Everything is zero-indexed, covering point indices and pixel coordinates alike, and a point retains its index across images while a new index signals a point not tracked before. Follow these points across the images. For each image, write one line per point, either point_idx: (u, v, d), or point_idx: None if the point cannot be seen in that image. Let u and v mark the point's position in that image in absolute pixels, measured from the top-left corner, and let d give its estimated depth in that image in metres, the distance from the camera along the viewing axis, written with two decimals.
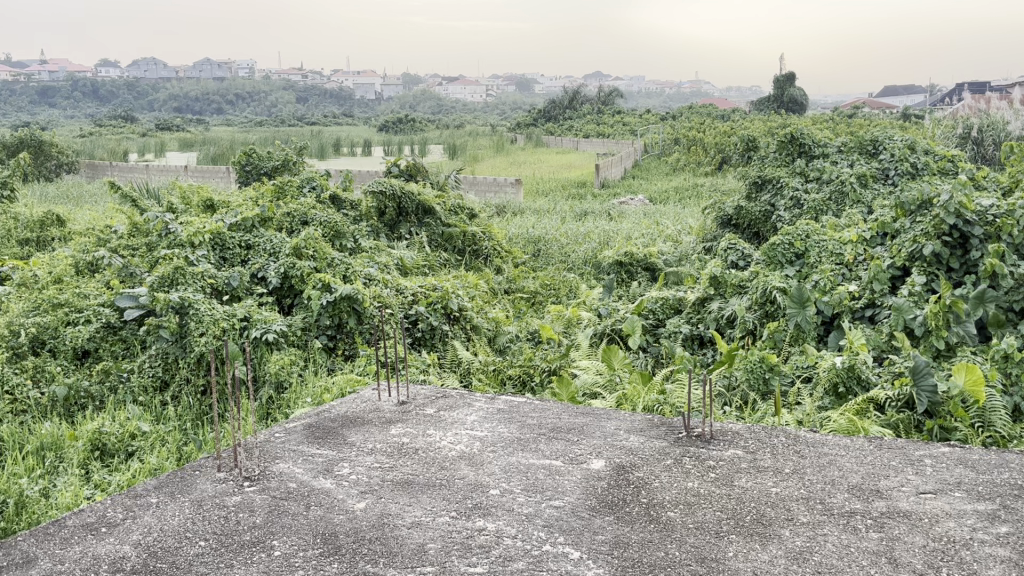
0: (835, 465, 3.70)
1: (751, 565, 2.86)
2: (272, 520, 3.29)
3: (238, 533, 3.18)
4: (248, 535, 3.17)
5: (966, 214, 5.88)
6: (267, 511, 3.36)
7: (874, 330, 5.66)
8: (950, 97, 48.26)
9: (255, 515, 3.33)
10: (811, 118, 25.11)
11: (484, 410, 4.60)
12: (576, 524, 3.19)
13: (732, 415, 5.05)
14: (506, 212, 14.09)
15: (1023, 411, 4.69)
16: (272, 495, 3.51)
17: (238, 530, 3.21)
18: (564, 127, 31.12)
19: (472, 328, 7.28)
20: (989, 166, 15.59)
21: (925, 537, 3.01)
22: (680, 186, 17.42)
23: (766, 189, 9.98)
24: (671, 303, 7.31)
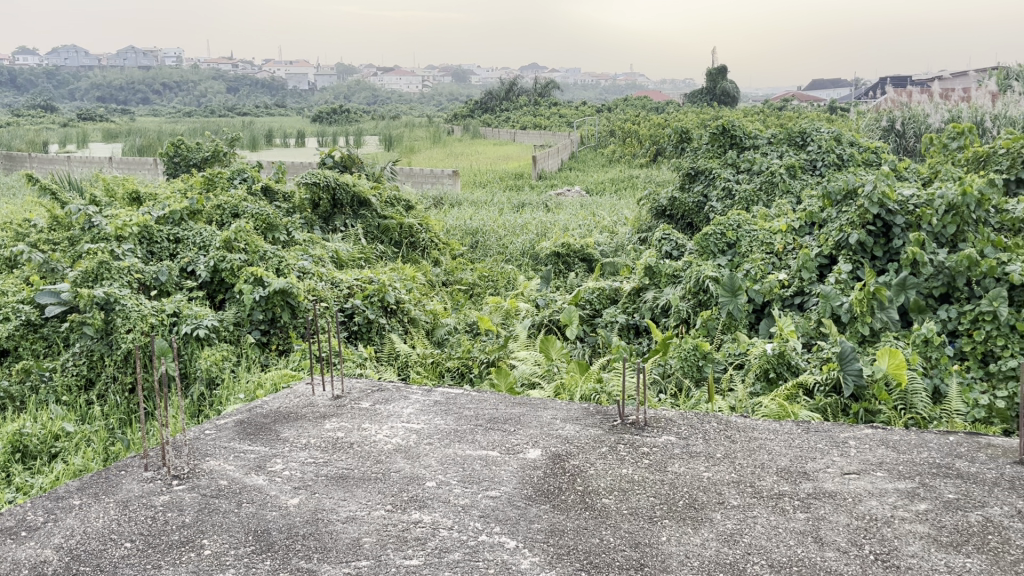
0: (764, 449, 3.78)
1: (684, 549, 2.91)
2: (201, 519, 3.21)
3: (166, 534, 3.10)
4: (177, 535, 3.09)
5: (888, 203, 6.09)
6: (196, 510, 3.29)
7: (803, 317, 5.81)
8: (874, 91, 49.96)
9: (184, 515, 3.25)
10: (742, 111, 25.68)
11: (420, 402, 4.57)
12: (512, 514, 3.20)
13: (667, 402, 5.12)
14: (443, 204, 14.04)
15: (941, 393, 4.87)
16: (201, 493, 3.43)
17: (166, 530, 3.12)
18: (501, 118, 31.15)
19: (410, 321, 7.23)
20: (911, 159, 16.19)
21: (848, 516, 3.10)
22: (616, 178, 17.60)
23: (699, 180, 10.16)
24: (607, 294, 7.38)
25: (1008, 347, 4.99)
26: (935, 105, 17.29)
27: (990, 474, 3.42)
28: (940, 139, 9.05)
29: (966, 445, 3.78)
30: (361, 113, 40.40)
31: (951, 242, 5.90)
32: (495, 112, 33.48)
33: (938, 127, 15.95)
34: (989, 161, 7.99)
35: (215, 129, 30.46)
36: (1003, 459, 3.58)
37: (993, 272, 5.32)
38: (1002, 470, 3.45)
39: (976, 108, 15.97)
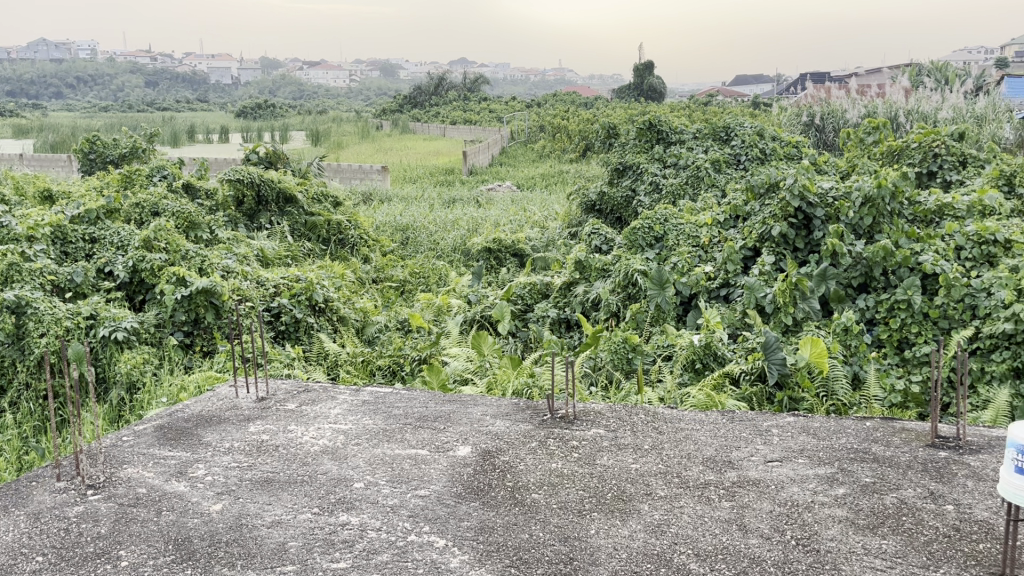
0: (691, 439, 3.83)
1: (612, 541, 2.92)
2: (118, 528, 3.09)
3: (81, 545, 2.97)
4: (92, 546, 2.96)
5: (809, 196, 6.25)
6: (113, 520, 3.16)
7: (728, 308, 5.91)
8: (796, 86, 51.47)
9: (100, 525, 3.12)
10: (669, 106, 26.07)
11: (348, 402, 4.49)
12: (441, 513, 3.16)
13: (598, 395, 5.14)
14: (372, 200, 13.87)
15: (860, 379, 5.02)
16: (118, 502, 3.30)
17: (80, 542, 2.99)
18: (431, 112, 30.96)
19: (339, 319, 7.11)
20: (830, 153, 16.70)
21: (771, 503, 3.16)
22: (547, 173, 17.66)
23: (628, 175, 10.27)
24: (538, 288, 7.38)
25: (922, 334, 5.16)
26: (852, 101, 17.84)
27: (904, 458, 3.53)
28: (857, 133, 9.33)
29: (882, 430, 3.89)
30: (289, 107, 39.57)
31: (868, 234, 6.10)
32: (425, 106, 33.26)
33: (855, 122, 16.46)
34: (903, 155, 8.26)
35: (133, 124, 29.48)
36: (916, 442, 3.70)
37: (907, 262, 5.52)
38: (915, 453, 3.57)
39: (891, 103, 16.48)
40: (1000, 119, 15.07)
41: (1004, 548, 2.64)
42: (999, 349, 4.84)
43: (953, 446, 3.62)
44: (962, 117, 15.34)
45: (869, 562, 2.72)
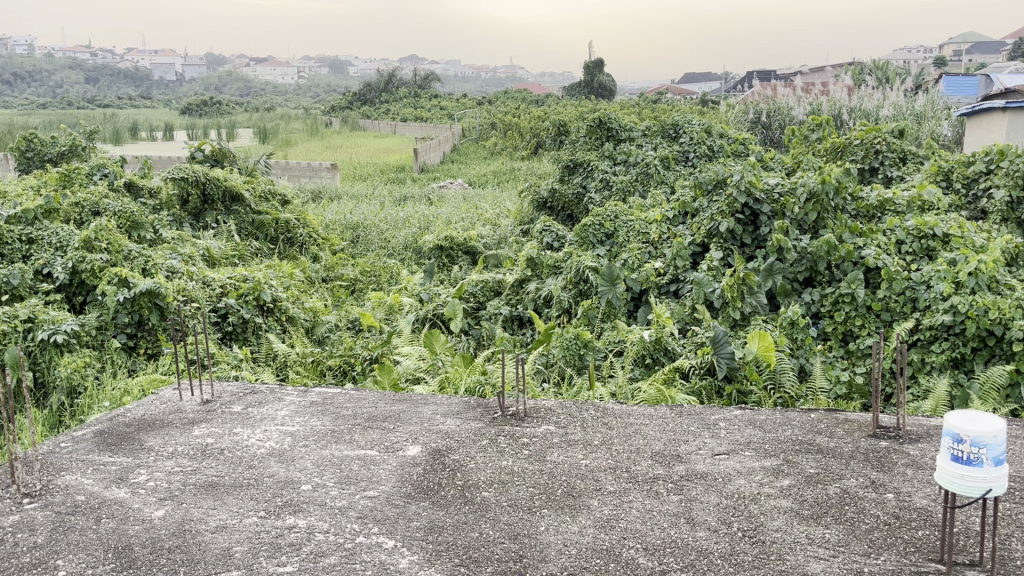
0: (640, 434, 3.85)
1: (561, 537, 2.92)
2: (56, 538, 3.00)
3: (15, 556, 2.87)
4: (28, 557, 2.87)
5: (755, 192, 6.34)
6: (50, 529, 3.07)
7: (678, 304, 5.96)
8: (744, 84, 52.27)
9: (36, 535, 3.02)
10: (619, 103, 26.24)
11: (295, 403, 4.42)
12: (390, 513, 3.13)
13: (550, 392, 5.14)
14: (322, 198, 13.69)
15: (806, 372, 5.10)
16: (56, 511, 3.20)
17: (15, 552, 2.89)
18: (381, 110, 30.70)
19: (288, 319, 6.99)
20: (776, 150, 16.99)
21: (718, 496, 3.19)
22: (499, 170, 17.64)
23: (578, 173, 10.30)
24: (490, 286, 7.33)
25: (865, 326, 5.27)
26: (797, 97, 18.12)
27: (846, 448, 3.59)
28: (801, 131, 9.49)
29: (826, 421, 3.96)
30: (236, 104, 38.87)
31: (813, 229, 6.20)
32: (375, 103, 32.96)
33: (801, 119, 16.77)
34: (846, 151, 8.43)
35: (73, 122, 28.65)
36: (858, 432, 3.77)
37: (851, 256, 5.62)
38: (857, 443, 3.63)
39: (834, 100, 16.79)
40: (938, 116, 15.49)
41: (942, 534, 2.69)
42: (939, 340, 4.97)
43: (894, 435, 3.70)
44: (902, 115, 15.75)
45: (814, 551, 2.76)
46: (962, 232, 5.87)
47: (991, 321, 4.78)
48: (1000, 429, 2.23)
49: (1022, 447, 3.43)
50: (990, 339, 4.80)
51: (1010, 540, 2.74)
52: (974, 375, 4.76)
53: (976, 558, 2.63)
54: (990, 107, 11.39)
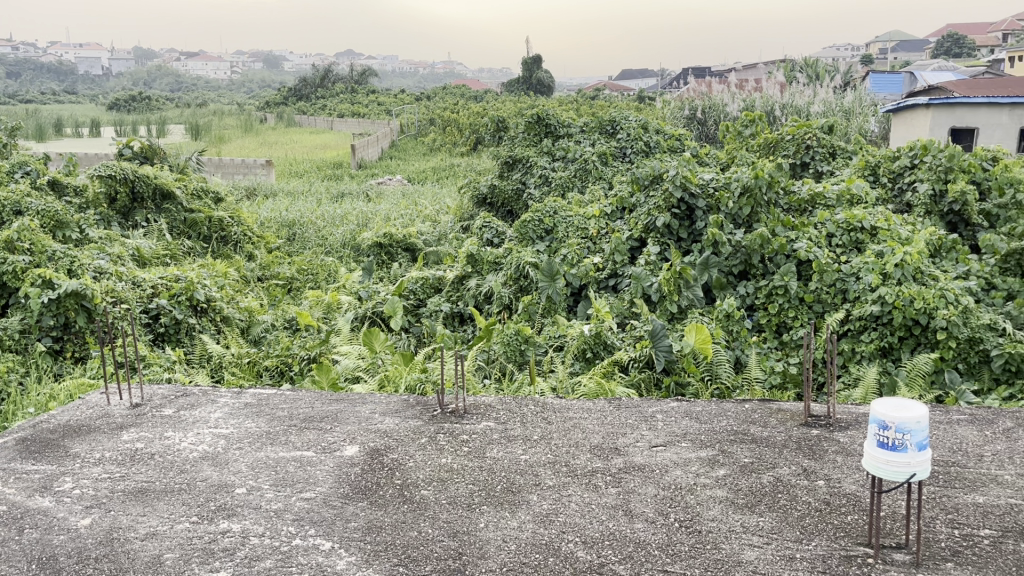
0: (578, 428, 3.86)
1: (501, 533, 2.91)
2: None
3: None
4: None
5: (690, 187, 6.43)
6: None
7: (617, 298, 6.00)
8: (679, 81, 53.05)
9: None
10: (557, 100, 26.34)
11: (228, 405, 4.30)
12: (327, 514, 3.07)
13: (491, 388, 5.11)
14: (256, 195, 13.41)
15: (742, 363, 5.19)
16: None
17: None
18: (317, 105, 30.22)
19: (223, 319, 6.80)
20: (711, 145, 17.30)
21: (656, 487, 3.22)
22: (437, 166, 17.54)
23: (517, 169, 10.30)
24: (431, 283, 7.25)
25: (798, 318, 5.38)
26: (732, 93, 18.42)
27: (779, 437, 3.65)
28: (735, 127, 9.66)
29: (760, 411, 4.02)
30: (165, 100, 37.78)
31: (747, 223, 6.32)
32: (310, 99, 32.45)
33: (735, 116, 17.08)
34: (778, 146, 8.60)
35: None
36: (790, 421, 3.84)
37: (783, 249, 5.74)
38: (790, 432, 3.70)
39: (767, 97, 17.13)
40: (866, 113, 15.96)
41: (870, 518, 2.76)
42: (868, 330, 5.10)
43: (824, 424, 3.78)
44: (832, 111, 16.17)
45: (748, 539, 2.80)
46: (888, 225, 6.04)
47: (917, 310, 4.93)
48: (922, 415, 2.30)
49: (945, 432, 3.54)
50: (915, 329, 4.95)
51: (934, 522, 2.83)
52: (901, 363, 4.91)
53: (902, 541, 2.71)
54: (913, 104, 11.68)
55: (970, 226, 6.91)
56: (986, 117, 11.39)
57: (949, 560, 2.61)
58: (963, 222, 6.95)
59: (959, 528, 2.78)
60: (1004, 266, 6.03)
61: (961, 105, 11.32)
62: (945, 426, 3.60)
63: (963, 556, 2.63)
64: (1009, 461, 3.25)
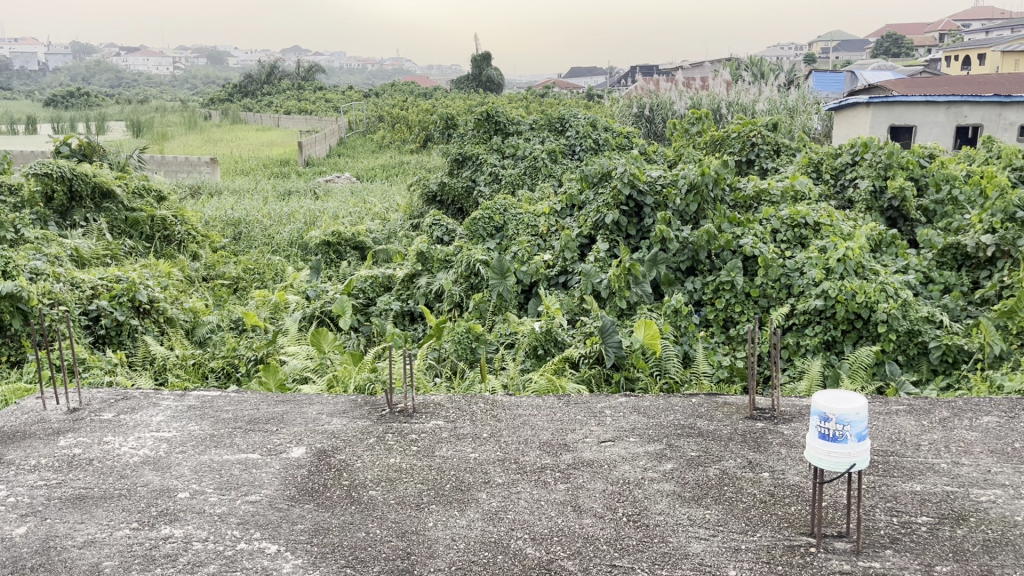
0: (528, 425, 3.86)
1: (450, 532, 2.89)
2: None
3: None
4: None
5: (638, 184, 6.50)
6: None
7: (567, 295, 6.01)
8: (627, 79, 53.53)
9: None
10: (507, 98, 26.34)
11: (171, 408, 4.19)
12: (273, 517, 3.02)
13: (442, 386, 5.06)
14: (201, 193, 13.14)
15: (691, 358, 5.24)
16: None
17: None
18: (264, 102, 29.75)
19: (166, 320, 6.63)
20: (659, 143, 17.47)
21: (604, 482, 3.23)
22: (386, 164, 17.40)
23: (467, 166, 10.27)
24: (380, 282, 7.18)
25: (744, 312, 5.46)
26: (680, 91, 18.63)
27: (725, 430, 3.70)
28: (682, 124, 9.76)
29: (706, 405, 4.05)
30: (104, 95, 36.82)
31: (694, 219, 6.40)
32: (256, 96, 31.91)
33: (682, 114, 17.27)
34: (724, 144, 8.70)
35: None
36: (736, 415, 3.89)
37: (729, 245, 5.82)
38: (735, 426, 3.74)
39: (713, 95, 17.36)
40: (809, 111, 16.29)
41: (812, 508, 2.81)
42: (812, 324, 5.19)
43: (769, 416, 3.83)
44: (777, 109, 16.45)
45: (694, 532, 2.82)
46: (830, 220, 6.17)
47: (859, 304, 5.04)
48: (862, 406, 2.34)
49: (884, 422, 3.62)
50: (858, 322, 5.06)
51: (874, 511, 2.89)
52: (844, 356, 5.01)
53: (843, 530, 2.76)
54: (854, 103, 11.92)
55: (908, 221, 7.09)
56: (923, 116, 11.71)
57: (888, 547, 2.66)
58: (901, 218, 7.13)
59: (898, 516, 2.85)
60: (941, 260, 6.20)
61: (900, 104, 11.60)
62: (884, 417, 3.68)
63: (901, 543, 2.69)
64: (945, 449, 3.34)
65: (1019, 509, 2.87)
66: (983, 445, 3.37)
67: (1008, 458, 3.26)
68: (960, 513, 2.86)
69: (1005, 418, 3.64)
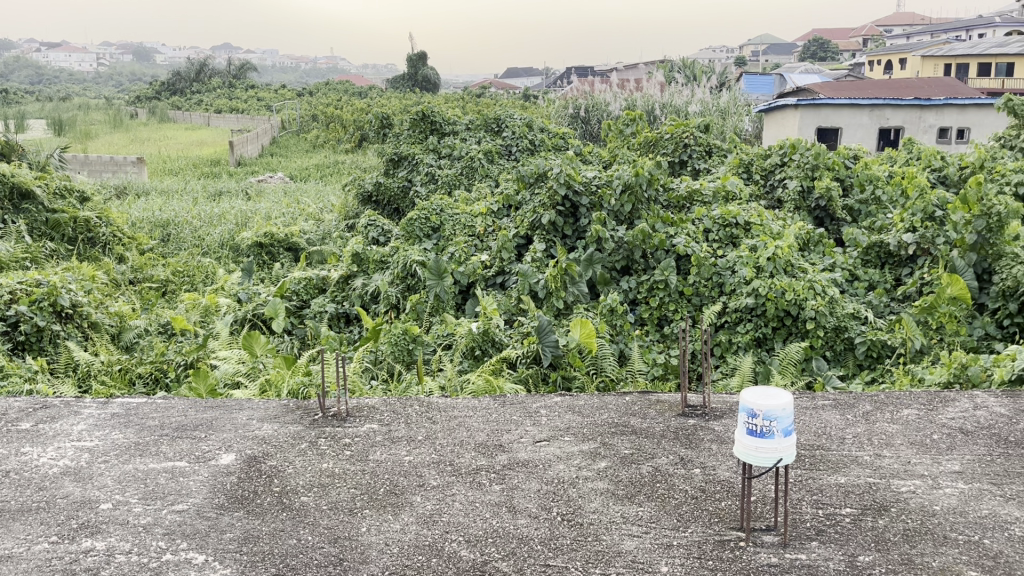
0: (463, 427, 3.84)
1: (383, 537, 2.85)
2: None
3: None
4: None
5: (574, 184, 6.53)
6: None
7: (504, 295, 6.01)
8: (561, 80, 53.89)
9: None
10: (443, 98, 26.24)
11: (93, 416, 4.03)
12: (201, 526, 2.93)
13: (378, 389, 4.99)
14: (127, 193, 12.74)
15: (626, 356, 5.28)
16: None
17: None
18: (193, 100, 29.01)
19: (91, 325, 6.40)
20: (595, 143, 17.62)
21: (539, 482, 3.23)
22: (320, 164, 17.16)
23: (403, 166, 10.18)
24: (314, 283, 7.05)
25: (678, 311, 5.54)
26: (615, 92, 18.83)
27: (658, 428, 3.73)
28: (616, 125, 9.86)
29: (639, 403, 4.09)
30: (23, 92, 35.37)
31: (628, 219, 6.46)
32: (185, 93, 31.12)
33: (618, 114, 17.44)
34: (658, 145, 8.82)
35: None
36: (669, 412, 3.93)
37: (663, 245, 5.89)
38: (668, 423, 3.79)
39: (647, 97, 17.58)
40: (740, 113, 16.64)
41: (742, 503, 2.85)
42: (744, 322, 5.28)
43: (700, 413, 3.89)
44: (708, 110, 16.76)
45: (627, 530, 2.85)
46: (760, 220, 6.30)
47: (788, 302, 5.16)
48: (788, 402, 2.39)
49: (811, 417, 3.71)
50: (787, 319, 5.17)
51: (801, 504, 2.95)
52: (775, 353, 5.11)
53: (772, 523, 2.81)
54: (783, 105, 12.18)
55: (835, 220, 7.28)
56: (848, 118, 12.03)
57: (814, 539, 2.73)
58: (828, 217, 7.33)
59: (823, 508, 2.92)
60: (866, 258, 6.38)
61: (826, 106, 11.88)
62: (811, 412, 3.77)
63: (826, 534, 2.76)
64: (868, 442, 3.43)
65: (938, 499, 2.97)
66: (903, 437, 3.48)
67: (927, 449, 3.37)
68: (882, 504, 2.95)
69: (924, 410, 3.76)
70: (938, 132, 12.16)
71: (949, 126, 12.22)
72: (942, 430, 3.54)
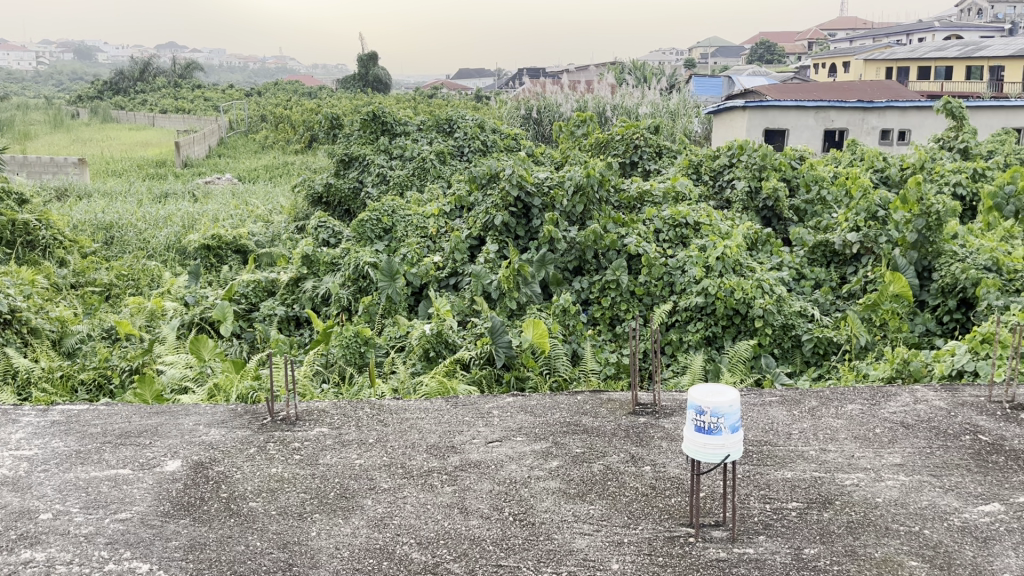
0: (415, 428, 3.81)
1: (334, 540, 2.82)
2: None
3: None
4: None
5: (526, 185, 6.54)
6: None
7: (457, 297, 5.99)
8: (512, 81, 54.04)
9: None
10: (394, 98, 26.11)
11: (32, 425, 3.91)
12: (145, 534, 2.87)
13: (329, 393, 4.92)
14: (68, 195, 12.39)
15: (579, 356, 5.31)
16: None
17: None
18: (137, 100, 28.35)
19: (30, 331, 6.20)
20: (547, 144, 17.68)
21: (491, 483, 3.23)
22: (270, 164, 17.00)
23: (354, 167, 10.09)
24: (263, 286, 6.94)
25: (630, 310, 5.58)
26: (566, 93, 18.92)
27: (609, 427, 3.76)
28: (567, 126, 9.91)
29: (590, 402, 4.10)
30: None
31: (580, 219, 6.49)
32: (129, 92, 30.39)
33: (569, 115, 17.52)
34: (608, 146, 8.88)
35: None
36: (619, 411, 3.95)
37: (614, 245, 5.93)
38: (618, 422, 3.81)
39: (598, 98, 17.71)
40: (689, 115, 16.85)
41: (691, 499, 2.88)
42: (694, 321, 5.34)
43: (651, 412, 3.91)
44: (658, 112, 16.94)
45: (578, 528, 2.86)
46: (710, 220, 6.38)
47: (737, 300, 5.24)
48: (734, 398, 2.42)
49: (758, 413, 3.77)
50: (736, 317, 5.25)
51: (748, 499, 2.99)
52: (724, 350, 5.18)
53: (721, 519, 2.84)
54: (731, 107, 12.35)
55: (782, 220, 7.42)
56: (794, 120, 12.26)
57: (762, 533, 2.77)
58: (775, 217, 7.46)
59: (770, 503, 2.96)
60: (812, 257, 6.50)
61: (773, 108, 12.09)
62: (759, 408, 3.83)
63: (773, 528, 2.80)
64: (813, 437, 3.50)
65: (880, 491, 3.04)
66: (847, 432, 3.55)
67: (870, 443, 3.45)
68: (827, 497, 3.01)
69: (867, 405, 3.84)
70: (880, 134, 12.45)
71: (891, 128, 12.52)
72: (885, 424, 3.63)
